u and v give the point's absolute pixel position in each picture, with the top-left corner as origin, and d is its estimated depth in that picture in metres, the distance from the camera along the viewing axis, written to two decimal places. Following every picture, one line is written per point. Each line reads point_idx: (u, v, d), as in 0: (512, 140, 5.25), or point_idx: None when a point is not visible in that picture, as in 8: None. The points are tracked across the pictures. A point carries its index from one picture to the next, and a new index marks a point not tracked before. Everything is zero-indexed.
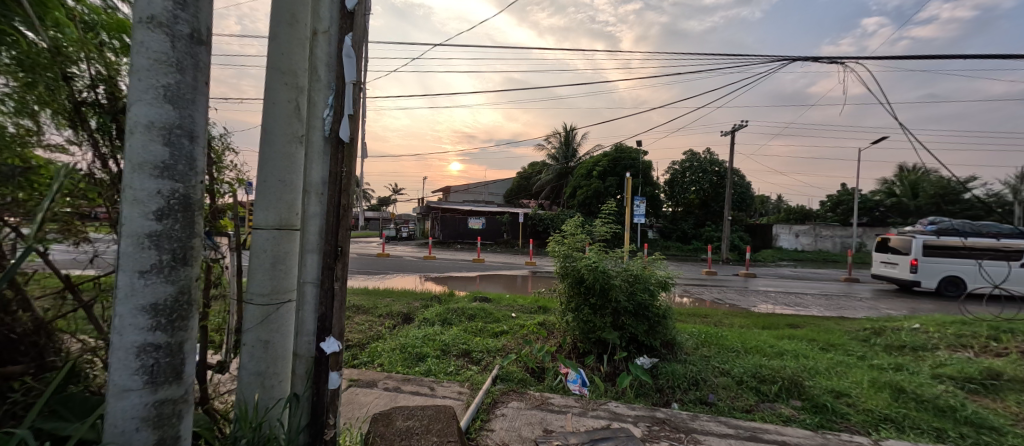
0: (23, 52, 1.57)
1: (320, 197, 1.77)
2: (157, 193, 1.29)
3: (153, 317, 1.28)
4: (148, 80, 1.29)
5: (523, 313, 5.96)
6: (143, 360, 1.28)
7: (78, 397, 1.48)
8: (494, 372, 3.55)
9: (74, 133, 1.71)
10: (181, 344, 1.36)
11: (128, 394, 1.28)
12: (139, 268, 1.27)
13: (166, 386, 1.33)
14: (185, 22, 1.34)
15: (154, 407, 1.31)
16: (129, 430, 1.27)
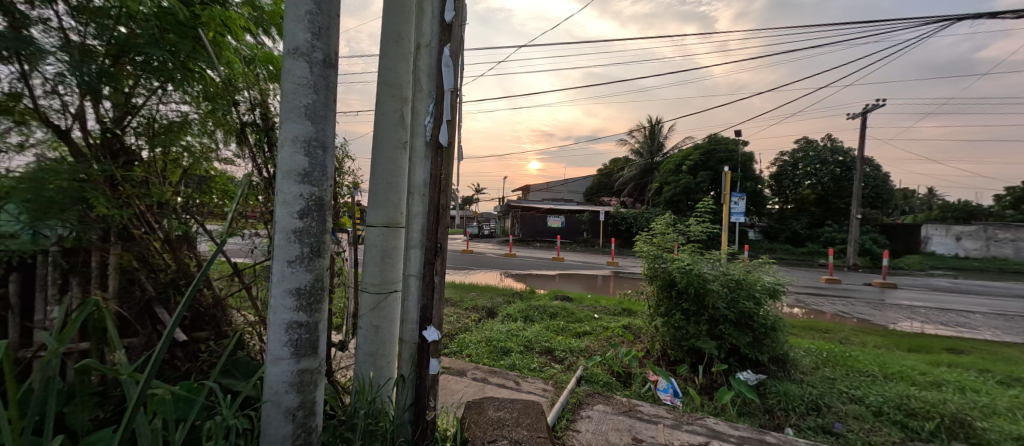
0: (207, 85, 1.93)
1: (423, 198, 1.93)
2: (300, 196, 1.54)
3: (297, 299, 1.54)
4: (294, 101, 1.54)
5: (607, 315, 5.78)
6: (291, 335, 1.54)
7: (242, 360, 1.83)
8: (579, 372, 3.51)
9: (239, 147, 2.09)
10: (317, 323, 1.61)
11: (280, 362, 1.54)
12: (285, 259, 1.52)
13: (306, 358, 1.58)
14: (320, 49, 1.58)
15: (298, 374, 1.57)
16: (281, 392, 1.55)
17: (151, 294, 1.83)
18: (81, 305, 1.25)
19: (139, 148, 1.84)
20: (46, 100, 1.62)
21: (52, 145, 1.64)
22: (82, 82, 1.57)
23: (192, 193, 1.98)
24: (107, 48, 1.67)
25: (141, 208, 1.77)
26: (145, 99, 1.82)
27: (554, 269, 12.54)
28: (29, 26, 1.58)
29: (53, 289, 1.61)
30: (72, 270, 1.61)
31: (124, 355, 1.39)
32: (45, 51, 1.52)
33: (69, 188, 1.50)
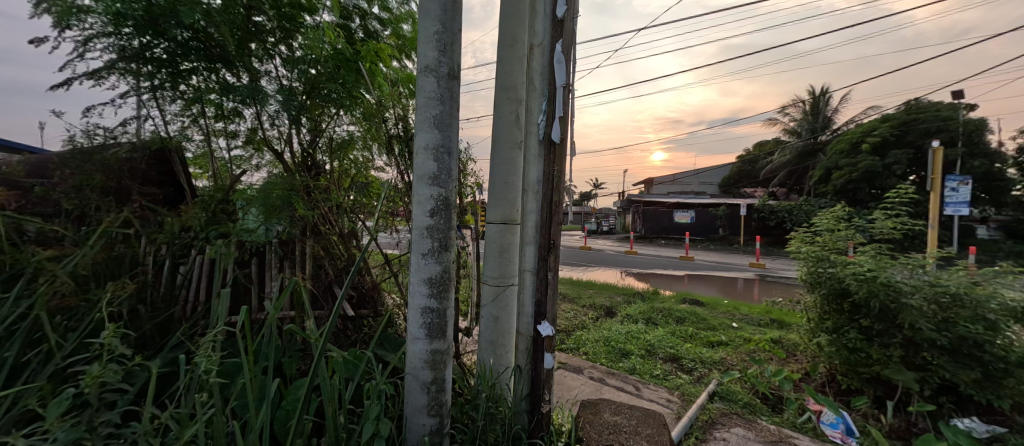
0: (365, 108, 2.28)
1: (536, 195, 2.05)
2: (431, 196, 1.75)
3: (429, 286, 1.76)
4: (426, 113, 1.76)
5: (750, 324, 4.98)
6: (425, 319, 1.76)
7: (392, 337, 2.18)
8: (710, 386, 3.12)
9: (389, 155, 2.38)
10: (445, 310, 1.79)
11: (417, 342, 1.77)
12: (421, 252, 1.75)
13: (437, 340, 1.78)
14: (445, 63, 1.75)
15: (431, 353, 1.78)
16: (418, 367, 1.76)
17: (331, 277, 2.26)
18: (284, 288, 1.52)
19: (324, 163, 2.33)
20: (271, 131, 2.18)
21: (274, 165, 2.27)
22: (290, 112, 2.07)
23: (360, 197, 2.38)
24: (302, 86, 2.20)
25: (327, 210, 2.25)
26: (330, 124, 2.30)
27: (688, 268, 11.35)
28: (261, 77, 2.14)
29: (274, 269, 2.13)
30: (281, 255, 2.12)
31: (314, 325, 1.73)
32: (268, 95, 2.05)
33: (279, 195, 2.00)
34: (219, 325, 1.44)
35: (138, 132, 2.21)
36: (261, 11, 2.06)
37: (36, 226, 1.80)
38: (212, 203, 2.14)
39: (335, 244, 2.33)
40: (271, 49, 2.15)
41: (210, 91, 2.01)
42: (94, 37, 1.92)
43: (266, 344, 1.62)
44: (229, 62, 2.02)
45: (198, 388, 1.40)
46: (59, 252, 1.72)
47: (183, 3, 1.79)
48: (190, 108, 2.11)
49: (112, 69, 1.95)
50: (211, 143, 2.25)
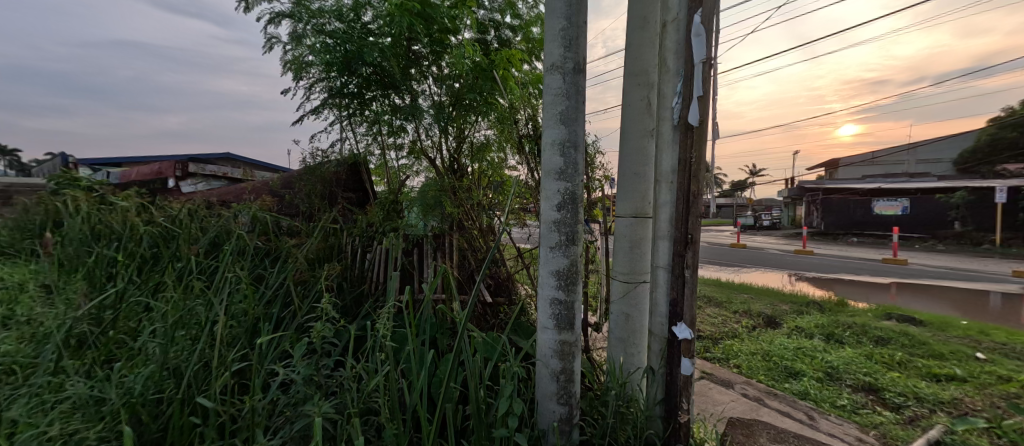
0: (499, 112, 2.42)
1: (670, 185, 1.82)
2: (559, 191, 1.78)
3: (558, 279, 1.76)
4: (552, 109, 1.79)
5: (1007, 357, 3.53)
6: (555, 310, 1.76)
7: (526, 327, 2.28)
8: (928, 432, 2.34)
9: (518, 154, 2.40)
10: (573, 303, 1.76)
11: (547, 331, 1.78)
12: (547, 246, 1.80)
13: (565, 332, 1.75)
14: (571, 59, 1.76)
15: (559, 344, 1.75)
16: (548, 355, 1.77)
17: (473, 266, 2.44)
18: (437, 275, 1.76)
19: (466, 166, 2.61)
20: (426, 141, 2.55)
21: (428, 170, 2.66)
22: (440, 124, 2.38)
23: (497, 194, 2.48)
24: (449, 99, 2.51)
25: (470, 207, 2.47)
26: (470, 130, 2.55)
27: (903, 275, 8.67)
28: (419, 96, 2.51)
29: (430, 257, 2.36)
30: (437, 249, 2.32)
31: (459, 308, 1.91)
32: (424, 111, 2.39)
33: (433, 195, 2.32)
34: (391, 299, 1.73)
35: (339, 151, 2.81)
36: (418, 40, 2.41)
37: (286, 222, 2.50)
38: (387, 204, 2.64)
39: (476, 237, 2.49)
40: (425, 71, 2.50)
41: (384, 112, 2.45)
42: (315, 82, 2.52)
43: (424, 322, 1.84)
44: (396, 87, 2.42)
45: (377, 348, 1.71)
46: (297, 241, 2.36)
47: (367, 45, 2.24)
48: (371, 128, 2.61)
49: (327, 105, 2.54)
50: (384, 155, 2.73)
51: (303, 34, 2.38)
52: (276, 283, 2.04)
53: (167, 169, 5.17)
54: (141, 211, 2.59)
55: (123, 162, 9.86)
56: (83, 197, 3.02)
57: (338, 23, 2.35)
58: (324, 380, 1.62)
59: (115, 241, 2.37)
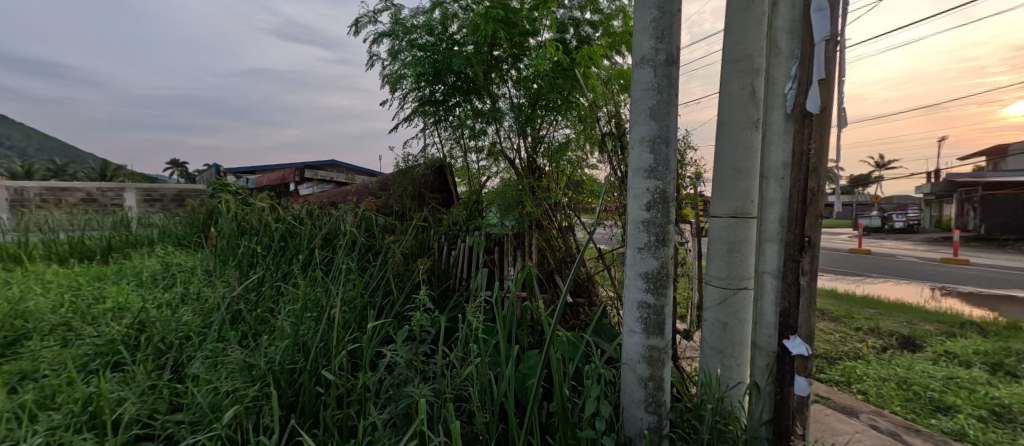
0: (579, 111, 2.40)
1: (782, 182, 1.67)
2: (647, 190, 1.59)
3: (646, 281, 1.60)
4: (642, 104, 1.60)
5: None
6: (641, 313, 1.61)
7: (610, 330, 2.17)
8: None
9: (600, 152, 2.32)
10: (664, 306, 1.61)
11: (633, 335, 1.65)
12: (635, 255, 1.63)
13: (654, 336, 1.60)
14: (662, 50, 1.55)
15: (647, 349, 1.61)
16: (635, 360, 1.64)
17: (552, 265, 2.21)
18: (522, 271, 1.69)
19: (544, 165, 2.55)
20: (504, 143, 2.59)
21: (507, 171, 2.68)
22: (520, 126, 2.40)
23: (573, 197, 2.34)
24: (528, 101, 2.53)
25: (548, 207, 2.32)
26: (548, 130, 2.54)
27: None
28: (500, 99, 2.58)
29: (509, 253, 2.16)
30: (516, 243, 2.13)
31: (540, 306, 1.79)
32: (504, 113, 2.44)
33: (513, 194, 2.24)
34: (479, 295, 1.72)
35: (427, 155, 2.98)
36: (499, 46, 2.49)
37: (382, 219, 2.61)
38: (467, 204, 2.56)
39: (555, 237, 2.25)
40: (505, 76, 2.58)
41: (467, 117, 2.55)
42: (407, 91, 2.70)
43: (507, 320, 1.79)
44: (478, 93, 2.57)
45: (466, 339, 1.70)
46: (394, 237, 2.44)
47: (454, 55, 2.38)
48: (453, 132, 2.70)
49: (417, 113, 2.70)
50: (466, 158, 2.84)
51: (399, 49, 2.58)
52: (378, 278, 2.13)
53: (290, 174, 6.11)
54: (272, 210, 3.05)
55: (256, 171, 11.68)
56: (232, 200, 3.65)
57: (428, 36, 2.52)
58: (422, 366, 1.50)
59: (255, 235, 2.82)
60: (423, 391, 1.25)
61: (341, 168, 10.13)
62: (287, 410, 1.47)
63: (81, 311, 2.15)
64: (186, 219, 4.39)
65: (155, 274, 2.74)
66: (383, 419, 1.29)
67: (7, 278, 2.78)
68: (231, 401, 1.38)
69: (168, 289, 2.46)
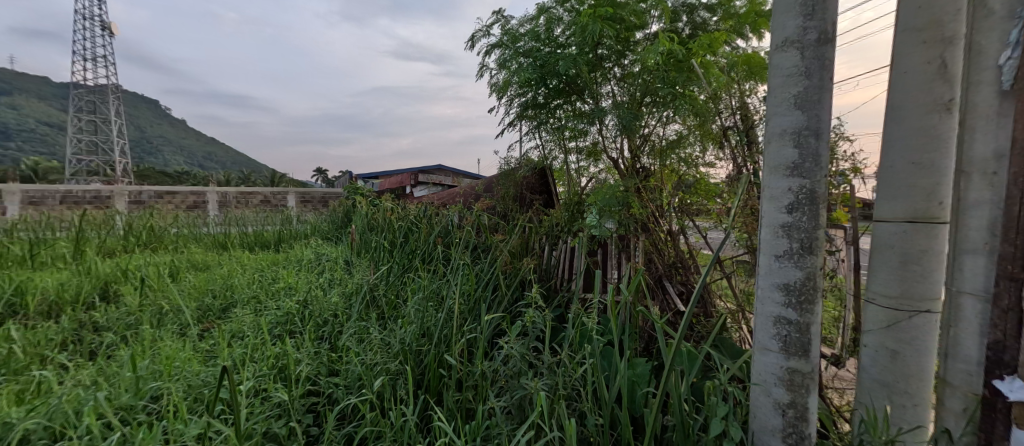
0: (692, 105, 2.09)
1: (993, 179, 1.13)
2: (788, 190, 1.08)
3: (785, 293, 1.09)
4: (780, 95, 1.11)
5: None
6: (780, 330, 1.11)
7: (728, 340, 1.53)
8: None
9: (717, 150, 2.02)
10: (814, 324, 1.07)
11: (766, 352, 1.14)
12: (763, 270, 1.14)
13: (798, 357, 1.09)
14: (815, 26, 1.05)
15: (786, 372, 1.11)
16: (768, 382, 1.14)
17: (661, 269, 1.86)
18: (638, 272, 1.37)
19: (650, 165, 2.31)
20: (607, 142, 2.49)
21: (608, 171, 2.54)
22: (624, 124, 2.25)
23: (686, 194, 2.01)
24: (633, 98, 2.40)
25: (654, 208, 2.08)
26: (655, 125, 2.35)
27: None
28: (602, 98, 2.50)
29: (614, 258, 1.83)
30: (622, 248, 1.79)
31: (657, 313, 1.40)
32: (607, 111, 2.34)
33: (620, 194, 1.94)
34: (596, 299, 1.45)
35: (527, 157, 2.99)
36: (605, 44, 2.36)
37: (486, 218, 2.46)
38: (571, 204, 2.20)
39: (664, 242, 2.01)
40: (609, 74, 2.47)
41: (569, 118, 2.54)
42: (512, 97, 2.78)
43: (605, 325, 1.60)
44: (579, 91, 2.52)
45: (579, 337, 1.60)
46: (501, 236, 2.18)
47: (560, 58, 2.35)
48: (554, 133, 2.68)
49: (522, 117, 2.77)
50: (565, 159, 2.78)
51: (506, 58, 2.66)
52: (487, 275, 1.95)
53: (408, 179, 6.98)
54: (395, 210, 3.38)
55: (382, 179, 13.23)
56: (363, 203, 4.16)
57: (532, 41, 2.54)
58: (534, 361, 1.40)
59: (382, 231, 3.15)
60: (539, 385, 1.24)
61: (448, 175, 10.91)
62: (416, 386, 1.57)
63: (264, 289, 2.60)
64: (332, 217, 5.14)
65: (311, 262, 3.24)
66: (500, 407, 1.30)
67: (218, 259, 3.53)
68: (377, 372, 1.54)
69: (322, 275, 2.88)
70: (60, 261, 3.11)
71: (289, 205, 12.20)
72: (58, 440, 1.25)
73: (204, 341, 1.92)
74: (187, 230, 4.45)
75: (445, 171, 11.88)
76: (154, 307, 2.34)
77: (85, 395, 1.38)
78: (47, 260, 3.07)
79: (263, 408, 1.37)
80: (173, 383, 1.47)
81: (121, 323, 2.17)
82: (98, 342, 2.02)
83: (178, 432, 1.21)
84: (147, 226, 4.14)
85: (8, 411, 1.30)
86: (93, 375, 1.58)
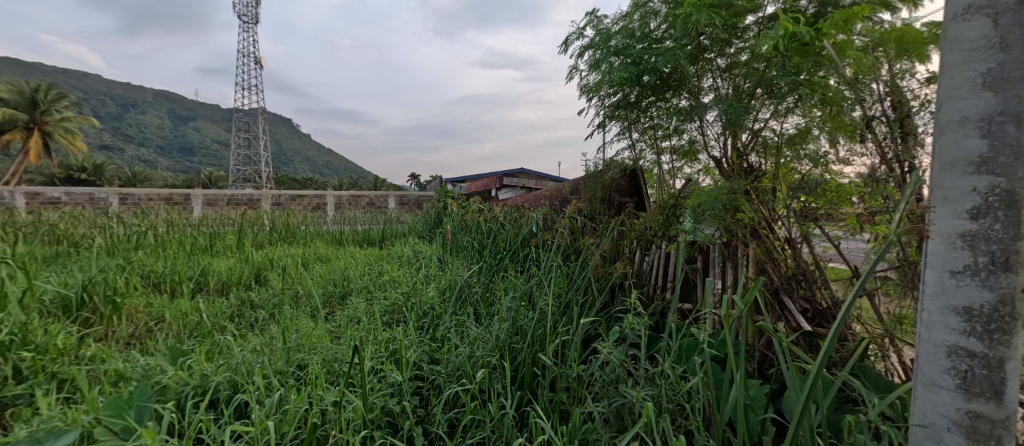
0: (824, 92, 1.74)
1: None
2: (972, 192, 0.88)
3: (967, 319, 0.88)
4: (960, 74, 0.92)
5: None
6: (957, 363, 0.91)
7: (875, 372, 1.28)
8: None
9: (851, 143, 1.70)
10: (1013, 363, 0.85)
11: (936, 390, 0.95)
12: (931, 288, 0.95)
13: (986, 401, 0.88)
14: None
15: (967, 418, 0.90)
16: (939, 427, 0.94)
17: (778, 283, 1.66)
18: (753, 284, 1.22)
19: (760, 164, 2.04)
20: (708, 142, 2.31)
21: (710, 171, 2.39)
22: (730, 119, 2.00)
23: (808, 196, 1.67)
24: (738, 92, 2.15)
25: (765, 212, 1.80)
26: (767, 120, 2.02)
27: None
28: (703, 93, 2.30)
29: (718, 267, 1.73)
30: (727, 257, 1.68)
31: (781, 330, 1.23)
32: (708, 106, 2.13)
33: (726, 197, 1.66)
34: (705, 311, 1.33)
35: (615, 159, 2.91)
36: (709, 32, 2.13)
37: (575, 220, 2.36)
38: (665, 207, 1.90)
39: (781, 251, 1.76)
40: (710, 67, 2.26)
41: (660, 117, 2.45)
42: (603, 99, 2.72)
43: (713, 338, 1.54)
44: (676, 88, 2.34)
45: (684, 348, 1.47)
46: (592, 239, 2.11)
47: (653, 55, 2.22)
48: (647, 133, 2.61)
49: (612, 118, 2.69)
50: (657, 160, 2.70)
51: (599, 59, 2.60)
52: (579, 277, 1.89)
53: (492, 183, 7.21)
54: (484, 211, 3.49)
55: (467, 182, 13.87)
56: (453, 205, 4.36)
57: (627, 39, 2.45)
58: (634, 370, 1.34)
59: (472, 231, 3.26)
60: (641, 394, 1.16)
61: (529, 178, 11.02)
62: (510, 381, 1.56)
63: (373, 281, 2.83)
64: (426, 219, 5.47)
65: (410, 259, 3.47)
66: (597, 412, 1.24)
67: (337, 253, 3.94)
68: (476, 364, 1.57)
69: (421, 270, 3.06)
70: (226, 249, 3.72)
71: (387, 206, 13.37)
72: (236, 393, 1.47)
73: (335, 323, 2.13)
74: (313, 227, 5.06)
75: (525, 175, 12.01)
76: (292, 291, 2.68)
77: (253, 359, 1.61)
78: (219, 248, 3.70)
79: (380, 386, 1.47)
80: (314, 355, 1.64)
81: (271, 302, 2.51)
82: (255, 316, 2.35)
83: (320, 397, 1.36)
84: (284, 223, 4.80)
85: (205, 366, 1.57)
86: (262, 343, 1.83)
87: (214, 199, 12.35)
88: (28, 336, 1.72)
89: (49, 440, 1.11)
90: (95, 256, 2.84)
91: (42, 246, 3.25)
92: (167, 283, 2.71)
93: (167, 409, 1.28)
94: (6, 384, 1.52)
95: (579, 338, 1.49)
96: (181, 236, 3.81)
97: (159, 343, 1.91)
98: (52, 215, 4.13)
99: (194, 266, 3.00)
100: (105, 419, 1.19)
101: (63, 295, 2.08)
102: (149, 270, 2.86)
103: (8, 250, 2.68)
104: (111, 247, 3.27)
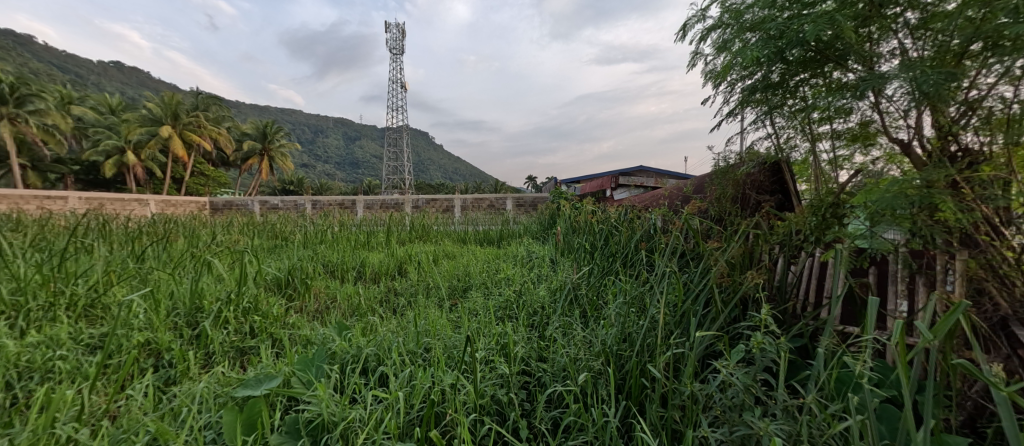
0: None
1: None
2: None
3: None
4: None
5: None
6: None
7: None
8: None
9: None
10: None
11: None
12: None
13: None
14: None
15: None
16: None
17: (1006, 310, 1.17)
18: (955, 306, 0.89)
19: (978, 145, 1.54)
20: (892, 122, 1.84)
21: (894, 157, 1.90)
22: (921, 90, 1.56)
23: None
24: (936, 53, 1.65)
25: (988, 211, 1.34)
26: (991, 86, 1.51)
27: None
28: (879, 61, 1.86)
29: (904, 283, 1.31)
30: (916, 270, 1.28)
31: (1001, 374, 0.87)
32: (887, 78, 1.69)
33: (914, 193, 1.33)
34: (868, 337, 1.02)
35: (753, 151, 2.56)
36: None
37: (696, 222, 2.11)
38: (821, 207, 1.61)
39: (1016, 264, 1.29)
40: (893, 24, 1.78)
41: (818, 95, 2.03)
42: (734, 83, 2.39)
43: (885, 373, 1.20)
44: (841, 58, 1.92)
45: (840, 380, 1.19)
46: (717, 243, 1.85)
47: (803, 23, 1.85)
48: (797, 117, 2.22)
49: (748, 104, 2.35)
50: (814, 148, 2.33)
51: (728, 39, 2.29)
52: (698, 286, 1.70)
53: (608, 182, 6.96)
54: (597, 212, 3.40)
55: (585, 181, 13.82)
56: (566, 206, 4.37)
57: (765, 10, 2.10)
58: (765, 398, 1.14)
59: (584, 233, 3.21)
60: (771, 428, 0.97)
61: (648, 176, 10.44)
62: (617, 390, 1.50)
63: (490, 278, 3.04)
64: (541, 220, 5.60)
65: (523, 259, 3.61)
66: (715, 438, 1.10)
67: (462, 250, 4.36)
68: (581, 367, 1.55)
69: (533, 270, 3.15)
70: (379, 245, 4.44)
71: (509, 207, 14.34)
72: (380, 365, 1.74)
73: (456, 312, 2.37)
74: (443, 227, 5.66)
75: (646, 173, 11.27)
76: (425, 283, 3.06)
77: (392, 339, 1.89)
78: (374, 244, 4.45)
79: (490, 375, 1.57)
80: (437, 341, 1.84)
81: (409, 291, 2.92)
82: (397, 302, 2.76)
83: (440, 377, 1.52)
84: (421, 224, 5.49)
85: (360, 339, 1.90)
86: (398, 325, 2.14)
87: (374, 204, 14.83)
88: (259, 305, 2.33)
89: (264, 381, 1.50)
90: (295, 248, 3.71)
91: (266, 239, 4.39)
92: (339, 271, 3.39)
93: (334, 371, 1.59)
94: (245, 337, 2.11)
95: (695, 353, 1.34)
96: (348, 233, 4.70)
97: (332, 317, 2.39)
98: (271, 217, 5.52)
99: (357, 258, 3.68)
100: (296, 371, 1.55)
101: (277, 276, 2.75)
102: (327, 260, 3.60)
103: (248, 242, 3.70)
104: (305, 241, 4.22)
